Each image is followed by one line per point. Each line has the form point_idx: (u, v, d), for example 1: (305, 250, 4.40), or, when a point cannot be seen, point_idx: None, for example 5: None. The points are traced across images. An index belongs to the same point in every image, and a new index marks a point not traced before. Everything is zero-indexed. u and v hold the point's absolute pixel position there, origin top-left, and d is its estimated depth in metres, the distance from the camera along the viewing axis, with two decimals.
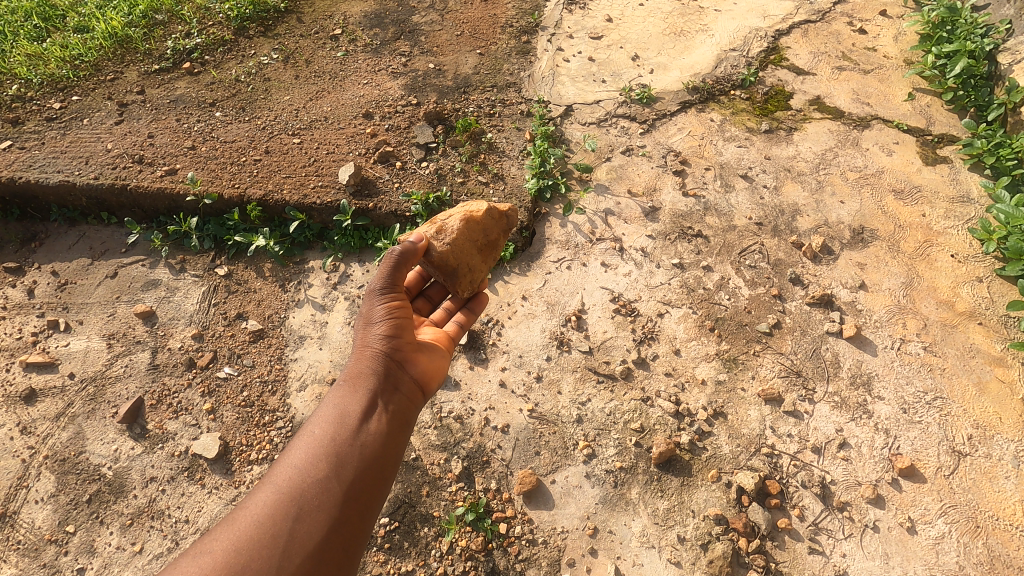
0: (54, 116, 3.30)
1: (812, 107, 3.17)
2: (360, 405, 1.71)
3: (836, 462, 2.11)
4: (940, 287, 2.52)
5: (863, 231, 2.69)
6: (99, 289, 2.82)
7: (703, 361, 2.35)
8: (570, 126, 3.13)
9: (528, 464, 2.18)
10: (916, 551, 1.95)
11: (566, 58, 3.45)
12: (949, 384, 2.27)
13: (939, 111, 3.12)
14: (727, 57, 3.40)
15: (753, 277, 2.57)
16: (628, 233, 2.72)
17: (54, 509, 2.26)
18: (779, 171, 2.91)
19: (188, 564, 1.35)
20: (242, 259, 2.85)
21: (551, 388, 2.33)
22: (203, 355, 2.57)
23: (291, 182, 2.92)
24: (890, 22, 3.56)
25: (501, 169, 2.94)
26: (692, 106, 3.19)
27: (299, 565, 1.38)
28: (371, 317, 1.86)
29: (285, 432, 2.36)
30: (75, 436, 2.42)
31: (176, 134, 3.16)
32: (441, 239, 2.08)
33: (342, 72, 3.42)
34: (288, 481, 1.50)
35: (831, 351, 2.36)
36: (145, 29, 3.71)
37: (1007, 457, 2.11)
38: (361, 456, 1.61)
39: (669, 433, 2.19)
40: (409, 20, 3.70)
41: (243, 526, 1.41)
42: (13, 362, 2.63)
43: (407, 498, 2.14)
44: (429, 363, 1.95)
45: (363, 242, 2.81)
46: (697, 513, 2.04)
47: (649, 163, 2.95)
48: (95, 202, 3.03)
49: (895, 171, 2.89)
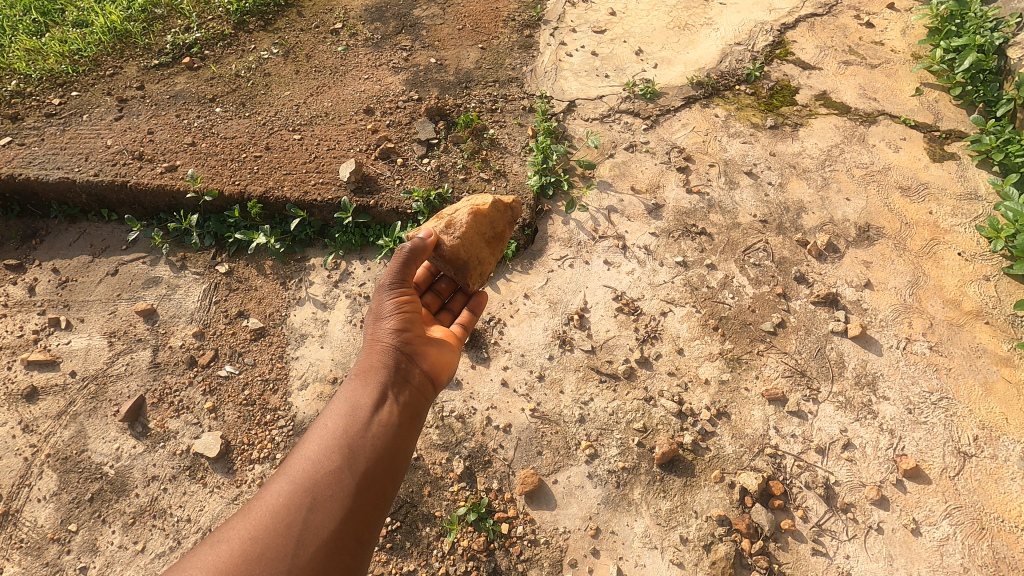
0: (53, 112, 3.28)
1: (818, 103, 3.13)
2: (370, 398, 1.70)
3: (840, 463, 2.10)
4: (947, 286, 2.49)
5: (869, 229, 2.66)
6: (99, 287, 2.81)
7: (706, 361, 2.34)
8: (573, 122, 3.10)
9: (529, 464, 2.17)
10: (920, 553, 1.94)
11: (568, 53, 3.40)
12: (955, 384, 2.25)
13: (947, 107, 3.09)
14: (732, 51, 3.36)
15: (757, 275, 2.55)
16: (631, 230, 2.69)
17: (56, 507, 2.26)
18: (784, 168, 2.88)
19: (204, 554, 1.34)
20: (243, 256, 2.83)
21: (553, 388, 2.31)
22: (204, 354, 2.56)
23: (292, 178, 2.90)
24: (898, 15, 3.51)
25: (502, 166, 2.92)
26: (696, 102, 3.16)
27: (313, 553, 1.37)
28: (380, 313, 1.86)
29: (287, 431, 2.35)
30: (77, 434, 2.41)
31: (176, 130, 3.14)
32: (450, 234, 2.06)
33: (342, 67, 3.39)
34: (302, 472, 1.50)
35: (835, 350, 2.34)
36: (145, 23, 3.67)
37: (1013, 458, 2.09)
38: (372, 449, 1.60)
39: (672, 434, 2.18)
40: (410, 14, 3.66)
41: (258, 515, 1.41)
42: (15, 360, 2.63)
43: (409, 498, 2.14)
44: (439, 357, 1.94)
45: (364, 239, 2.79)
46: (700, 514, 2.03)
47: (651, 160, 2.93)
48: (95, 198, 3.02)
49: (903, 168, 2.86)
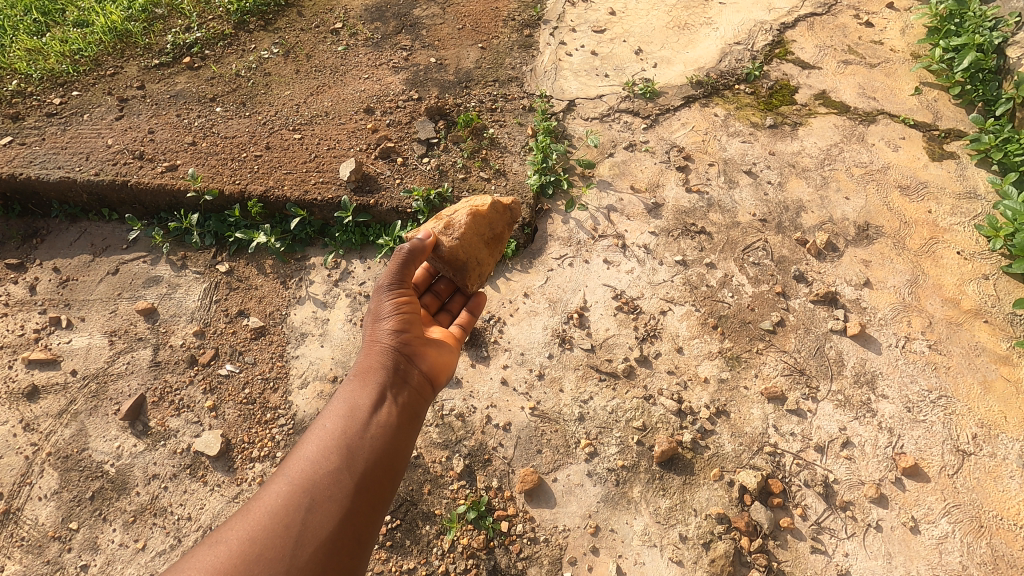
0: (53, 111, 3.28)
1: (817, 102, 3.13)
2: (369, 399, 1.70)
3: (839, 462, 2.11)
4: (946, 285, 2.50)
5: (868, 228, 2.66)
6: (100, 286, 2.82)
7: (705, 359, 2.34)
8: (572, 121, 3.10)
9: (529, 462, 2.18)
10: (919, 551, 1.94)
11: (568, 52, 3.41)
12: (954, 383, 2.25)
13: (947, 106, 3.09)
14: (732, 51, 3.37)
15: (757, 274, 2.55)
16: (631, 229, 2.70)
17: (57, 505, 2.27)
18: (783, 167, 2.89)
19: (203, 554, 1.35)
20: (243, 255, 2.84)
21: (553, 386, 2.32)
22: (204, 352, 2.56)
23: (292, 178, 2.90)
24: (897, 14, 3.52)
25: (502, 165, 2.93)
26: (695, 101, 3.16)
27: (312, 554, 1.38)
28: (379, 313, 1.87)
29: (287, 430, 2.36)
30: (78, 433, 2.42)
31: (176, 130, 3.15)
32: (450, 234, 2.07)
33: (342, 67, 3.40)
34: (300, 473, 1.50)
35: (834, 349, 2.35)
36: (145, 23, 3.68)
37: (1011, 456, 2.09)
38: (371, 449, 1.60)
39: (671, 432, 2.18)
40: (410, 13, 3.67)
41: (257, 515, 1.41)
42: (16, 359, 2.63)
43: (409, 496, 2.14)
44: (438, 357, 1.94)
45: (364, 239, 2.80)
46: (699, 512, 2.04)
47: (651, 159, 2.93)
48: (96, 198, 3.02)
49: (902, 167, 2.86)
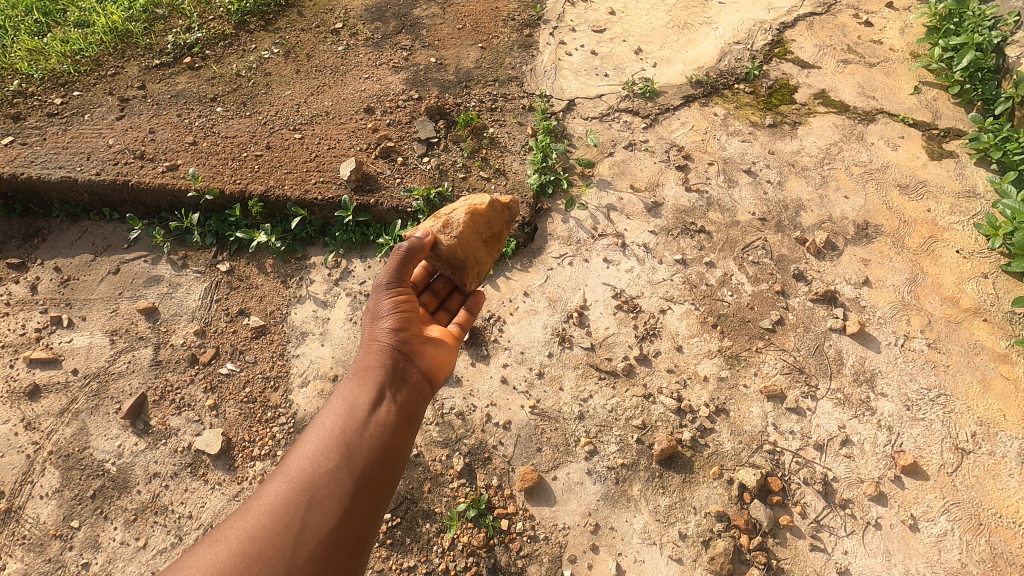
0: (54, 111, 3.29)
1: (817, 101, 3.14)
2: (368, 397, 1.71)
3: (838, 460, 2.11)
4: (945, 283, 2.50)
5: (867, 227, 2.67)
6: (101, 286, 2.82)
7: (705, 358, 2.35)
8: (572, 120, 3.11)
9: (529, 461, 2.18)
10: (918, 548, 1.95)
11: (568, 52, 3.42)
12: (953, 381, 2.26)
13: (946, 105, 3.10)
14: (731, 50, 3.37)
15: (756, 272, 2.56)
16: (630, 229, 2.71)
17: (58, 504, 2.28)
18: (783, 166, 2.89)
19: (203, 552, 1.35)
20: (243, 255, 2.85)
21: (553, 385, 2.32)
22: (205, 352, 2.57)
23: (293, 177, 2.91)
24: (896, 14, 3.52)
25: (502, 165, 2.93)
26: (694, 100, 3.17)
27: (312, 552, 1.38)
28: (378, 312, 1.87)
29: (288, 428, 2.37)
30: (79, 432, 2.43)
31: (176, 129, 3.16)
32: (448, 233, 2.08)
33: (342, 67, 3.40)
34: (299, 471, 1.51)
35: (833, 348, 2.35)
36: (145, 23, 3.69)
37: (1010, 455, 2.10)
38: (370, 448, 1.61)
39: (671, 431, 2.19)
40: (410, 13, 3.67)
41: (256, 514, 1.42)
42: (17, 358, 2.64)
43: (409, 494, 2.15)
44: (436, 356, 1.95)
45: (364, 238, 2.80)
46: (699, 510, 2.04)
47: (651, 158, 2.94)
48: (97, 197, 3.03)
49: (901, 166, 2.87)
